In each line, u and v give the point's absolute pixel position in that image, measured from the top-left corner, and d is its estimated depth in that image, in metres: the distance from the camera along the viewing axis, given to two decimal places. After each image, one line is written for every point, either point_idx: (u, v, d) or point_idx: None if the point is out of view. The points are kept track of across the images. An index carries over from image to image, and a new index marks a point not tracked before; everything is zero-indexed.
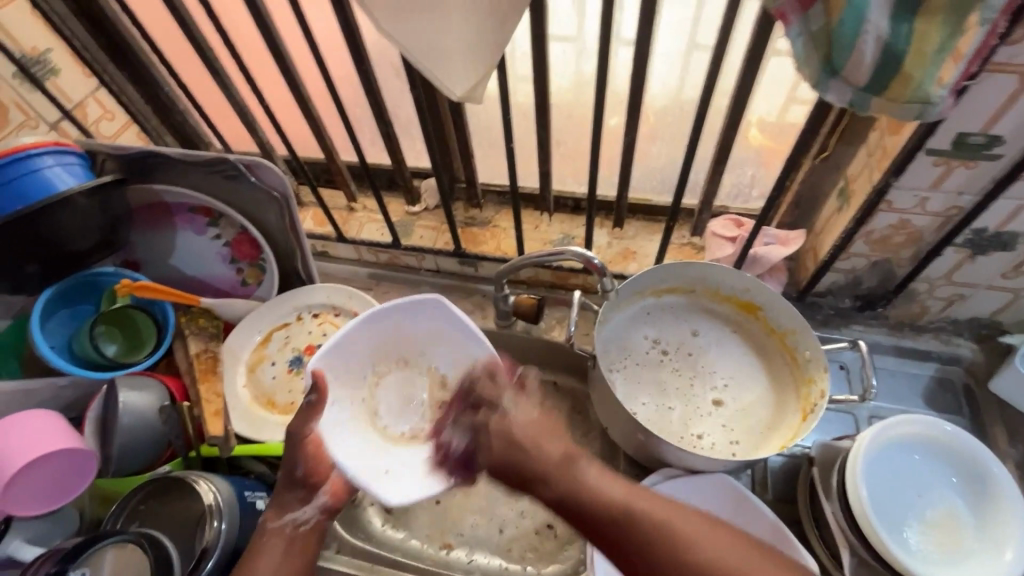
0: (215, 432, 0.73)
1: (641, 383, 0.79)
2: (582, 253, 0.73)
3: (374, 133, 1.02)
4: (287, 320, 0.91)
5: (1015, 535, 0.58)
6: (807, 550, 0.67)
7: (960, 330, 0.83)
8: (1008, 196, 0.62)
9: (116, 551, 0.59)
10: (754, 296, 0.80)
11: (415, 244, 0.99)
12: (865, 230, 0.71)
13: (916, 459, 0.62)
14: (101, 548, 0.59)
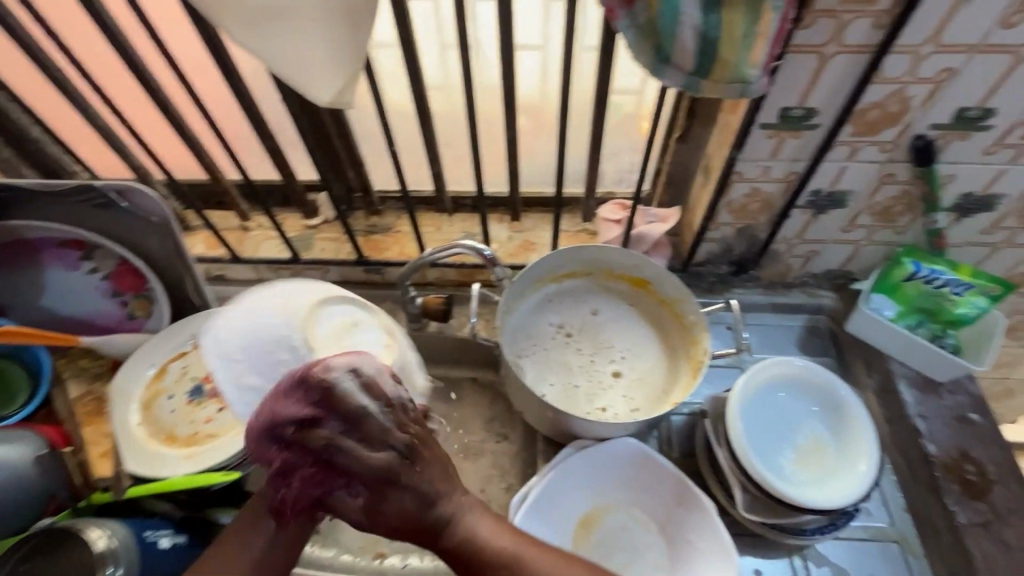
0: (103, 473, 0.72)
1: (547, 365, 0.83)
2: (473, 246, 0.76)
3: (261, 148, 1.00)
4: (183, 349, 0.85)
5: (867, 448, 0.66)
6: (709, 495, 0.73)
7: (820, 283, 0.94)
8: (829, 159, 0.72)
9: None
10: (644, 271, 0.86)
11: (316, 257, 0.98)
12: (725, 201, 0.80)
13: (783, 396, 0.70)
14: None
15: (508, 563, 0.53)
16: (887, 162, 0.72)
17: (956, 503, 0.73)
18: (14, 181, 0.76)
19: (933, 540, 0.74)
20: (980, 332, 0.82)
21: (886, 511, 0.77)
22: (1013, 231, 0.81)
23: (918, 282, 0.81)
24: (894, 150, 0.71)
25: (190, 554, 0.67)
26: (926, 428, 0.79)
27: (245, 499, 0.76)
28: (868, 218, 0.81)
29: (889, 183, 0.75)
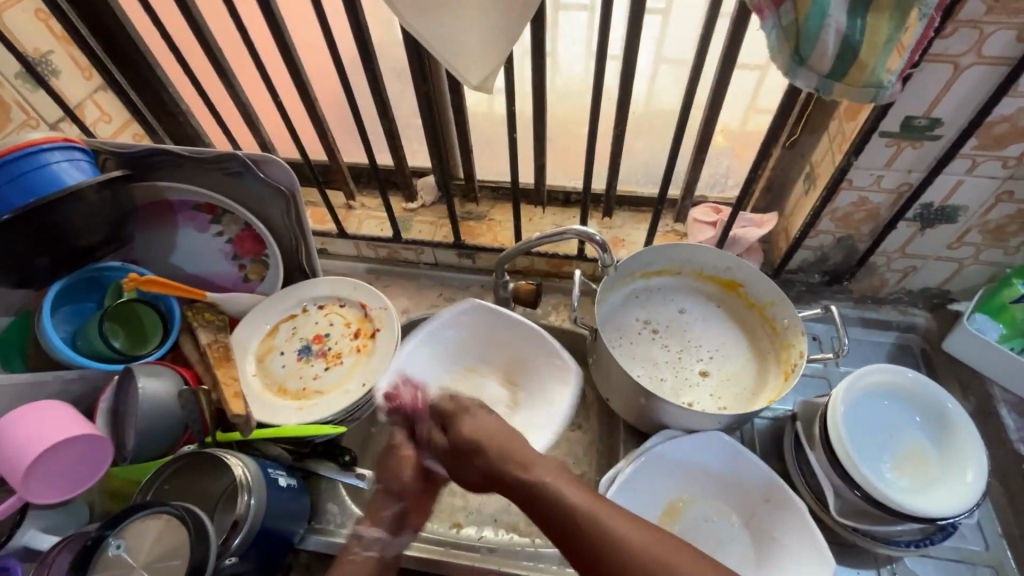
0: (236, 411, 0.74)
1: (635, 357, 0.86)
2: (583, 230, 0.78)
3: (373, 134, 1.07)
4: (293, 312, 0.93)
5: (976, 461, 0.64)
6: (797, 495, 0.73)
7: (915, 301, 0.93)
8: (946, 173, 0.72)
9: (152, 520, 0.61)
10: (735, 274, 0.88)
11: (414, 237, 1.04)
12: (830, 209, 0.80)
13: (885, 403, 0.70)
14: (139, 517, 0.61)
15: (585, 519, 0.53)
16: (1008, 180, 0.72)
17: None
18: (167, 146, 0.85)
19: None
20: None
21: (979, 535, 0.75)
22: None
23: None
24: (1018, 167, 0.70)
25: (295, 495, 0.73)
26: None
27: (343, 455, 0.82)
28: (978, 236, 0.80)
29: (1006, 201, 0.75)
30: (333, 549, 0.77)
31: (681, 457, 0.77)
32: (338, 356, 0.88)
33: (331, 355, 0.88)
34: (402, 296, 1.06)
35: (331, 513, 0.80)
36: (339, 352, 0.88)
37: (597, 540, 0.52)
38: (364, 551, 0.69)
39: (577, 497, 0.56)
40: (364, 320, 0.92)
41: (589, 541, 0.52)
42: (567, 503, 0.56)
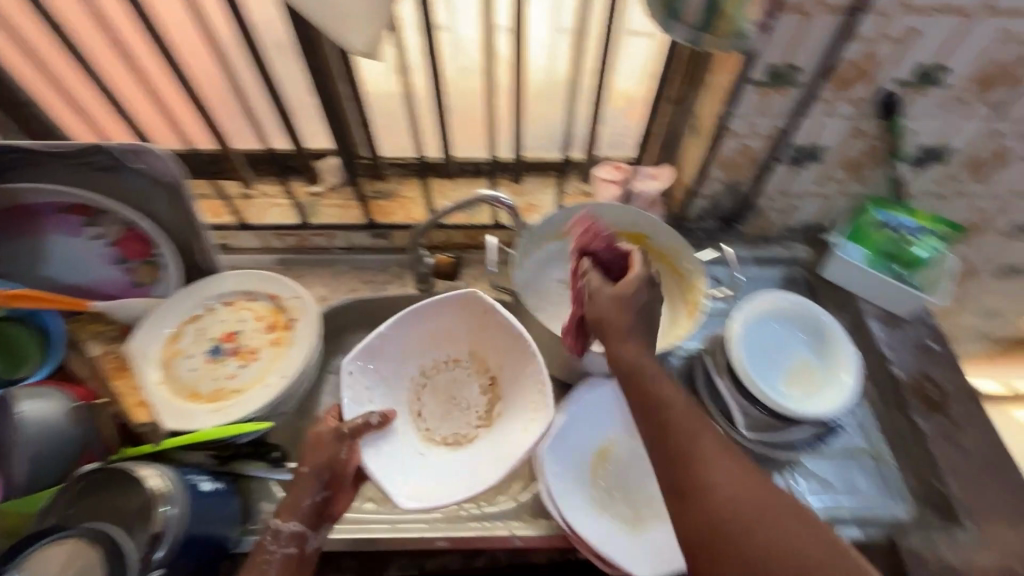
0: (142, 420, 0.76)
1: (556, 314, 0.90)
2: (491, 194, 0.80)
3: None
4: (197, 312, 0.86)
5: (848, 362, 0.74)
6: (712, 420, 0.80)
7: (796, 236, 1.04)
8: (809, 115, 0.80)
9: (56, 547, 0.56)
10: (641, 226, 0.93)
11: (323, 222, 1.00)
12: (716, 157, 0.87)
13: (772, 325, 0.78)
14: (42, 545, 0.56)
15: (696, 467, 0.51)
16: (859, 118, 0.81)
17: (920, 416, 0.83)
18: (19, 142, 0.75)
19: (902, 452, 0.83)
20: (938, 271, 0.92)
21: (862, 432, 0.84)
22: (962, 182, 0.92)
23: (884, 229, 0.91)
24: (865, 106, 0.79)
25: (224, 499, 0.70)
26: (892, 356, 0.89)
27: (271, 452, 0.80)
28: (840, 172, 0.91)
29: (860, 138, 0.84)
30: None
31: (614, 398, 0.83)
32: (253, 352, 0.83)
33: (246, 352, 0.84)
34: (317, 284, 1.01)
35: (265, 513, 0.77)
36: (254, 347, 0.84)
37: (703, 493, 0.50)
38: (280, 545, 0.66)
39: (697, 441, 0.52)
40: (278, 312, 0.88)
41: (693, 488, 0.51)
42: (694, 430, 0.53)
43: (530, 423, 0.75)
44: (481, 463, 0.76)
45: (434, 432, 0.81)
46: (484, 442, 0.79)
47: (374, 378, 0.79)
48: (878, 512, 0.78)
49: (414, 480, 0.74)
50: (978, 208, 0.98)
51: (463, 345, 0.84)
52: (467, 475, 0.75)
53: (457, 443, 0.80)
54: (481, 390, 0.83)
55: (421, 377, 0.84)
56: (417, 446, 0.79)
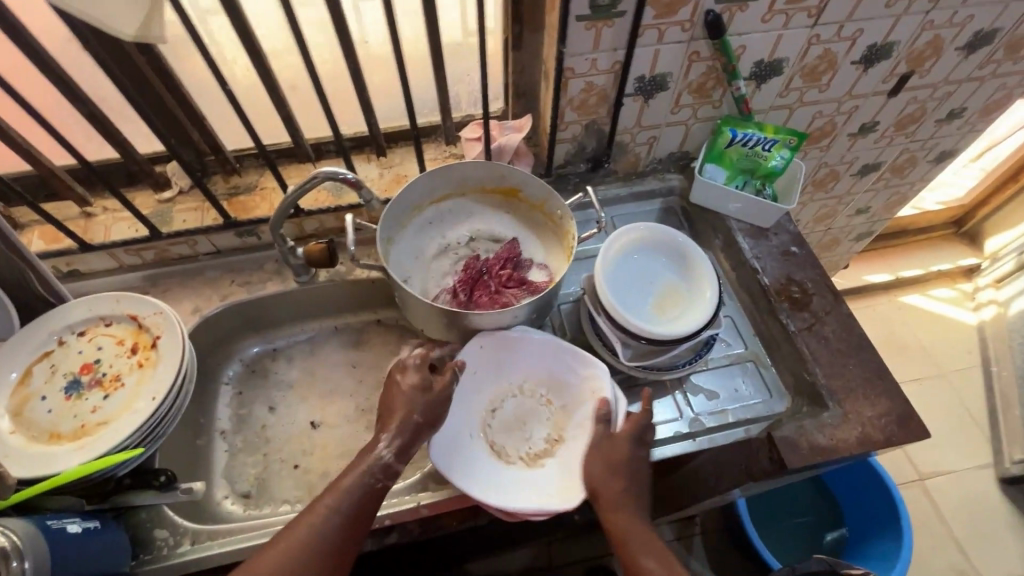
0: None
1: (433, 275, 0.92)
2: (333, 171, 0.74)
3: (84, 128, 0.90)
4: (47, 349, 0.79)
5: (708, 281, 0.78)
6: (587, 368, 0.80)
7: (667, 167, 1.07)
8: (642, 44, 0.81)
9: None
10: (510, 180, 0.93)
11: (179, 229, 0.93)
12: (566, 99, 0.87)
13: (634, 258, 0.80)
14: None
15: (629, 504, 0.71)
16: (691, 41, 0.82)
17: (787, 316, 0.88)
18: None
19: (777, 352, 0.89)
20: (790, 180, 0.98)
21: (740, 338, 0.91)
22: (801, 90, 0.97)
23: (737, 147, 0.95)
24: (693, 29, 0.80)
25: (101, 536, 0.66)
26: (760, 266, 0.94)
27: (159, 477, 0.76)
28: (689, 97, 0.93)
29: (697, 61, 0.86)
30: (171, 572, 0.72)
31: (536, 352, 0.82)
32: (116, 379, 0.78)
33: (108, 381, 0.78)
34: (189, 296, 0.96)
35: (160, 539, 0.73)
36: (118, 375, 0.78)
37: (627, 522, 0.70)
38: (378, 472, 0.67)
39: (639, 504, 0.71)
40: (140, 332, 0.82)
41: (622, 515, 0.70)
42: (625, 483, 0.71)
43: (559, 498, 0.73)
44: (504, 493, 0.73)
45: (493, 439, 0.79)
46: (522, 475, 0.76)
47: (489, 364, 0.82)
48: (761, 408, 0.85)
49: (444, 459, 0.74)
50: (822, 114, 1.04)
51: (563, 401, 0.81)
52: (487, 481, 0.74)
53: (505, 455, 0.78)
54: (547, 437, 0.80)
55: (517, 391, 0.83)
56: (473, 429, 0.80)
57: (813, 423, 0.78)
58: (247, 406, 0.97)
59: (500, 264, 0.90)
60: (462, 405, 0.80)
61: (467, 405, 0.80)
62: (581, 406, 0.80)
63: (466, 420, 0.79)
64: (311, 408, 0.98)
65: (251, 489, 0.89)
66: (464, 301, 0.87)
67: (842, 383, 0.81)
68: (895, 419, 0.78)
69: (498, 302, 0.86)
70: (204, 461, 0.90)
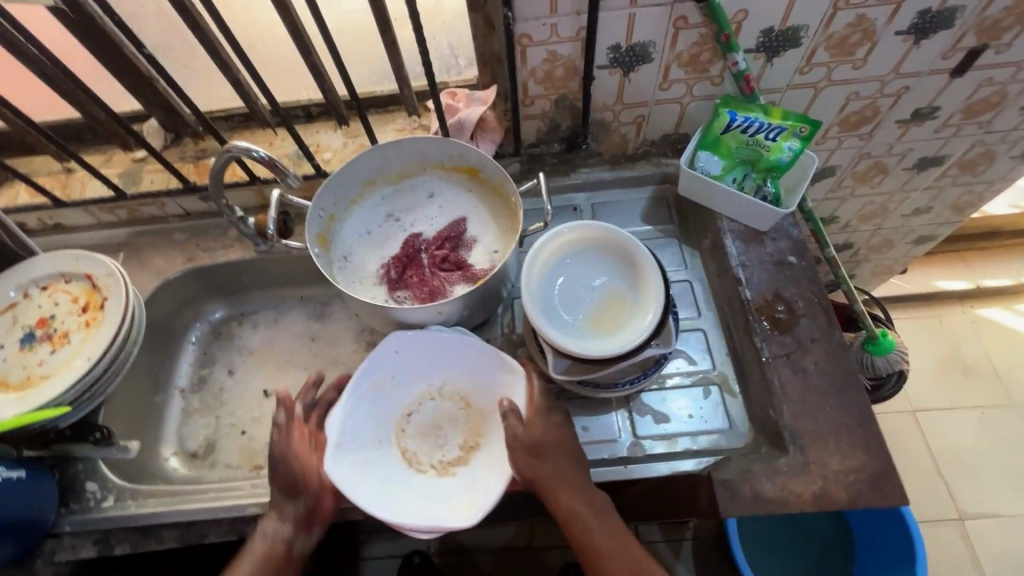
0: None
1: (374, 249, 0.86)
2: (243, 147, 0.71)
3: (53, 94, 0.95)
4: (11, 300, 0.84)
5: (655, 295, 0.67)
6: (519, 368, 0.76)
7: (662, 151, 0.93)
8: (610, 7, 0.69)
9: None
10: (468, 159, 0.85)
11: (145, 190, 0.94)
12: (526, 70, 0.77)
13: (572, 263, 0.72)
14: None
15: (587, 517, 0.69)
16: (674, 4, 0.69)
17: (763, 340, 0.75)
18: None
19: (748, 378, 0.77)
20: (797, 177, 0.84)
21: (708, 355, 0.80)
22: (829, 66, 0.79)
23: (736, 133, 0.80)
24: None
25: (21, 486, 0.71)
26: (745, 276, 0.80)
27: (96, 432, 0.78)
28: (680, 71, 0.79)
29: (684, 29, 0.72)
30: (93, 524, 0.76)
31: (457, 353, 0.79)
32: (65, 335, 0.82)
33: (57, 337, 0.82)
34: (157, 256, 0.98)
35: (89, 492, 0.78)
36: (66, 331, 0.82)
37: (593, 532, 0.69)
38: (271, 538, 0.70)
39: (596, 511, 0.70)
40: (92, 292, 0.84)
41: (588, 528, 0.69)
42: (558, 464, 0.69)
43: (461, 508, 0.70)
44: (407, 500, 0.72)
45: (406, 445, 0.78)
46: (428, 483, 0.75)
47: (411, 368, 0.81)
48: (716, 440, 0.75)
49: (349, 460, 0.73)
50: (859, 96, 0.85)
51: (481, 404, 0.79)
52: (391, 486, 0.73)
53: (415, 462, 0.77)
54: (461, 445, 0.78)
55: (437, 395, 0.81)
56: (387, 433, 0.78)
57: (762, 468, 0.68)
58: (209, 366, 1.00)
59: (438, 245, 0.85)
60: (375, 409, 0.78)
61: (379, 410, 0.79)
62: (495, 414, 0.78)
63: (378, 424, 0.78)
64: (265, 376, 0.98)
65: (198, 449, 0.92)
66: (393, 281, 0.83)
67: (810, 425, 0.70)
68: (866, 477, 0.66)
69: (428, 288, 0.82)
70: (161, 416, 0.94)
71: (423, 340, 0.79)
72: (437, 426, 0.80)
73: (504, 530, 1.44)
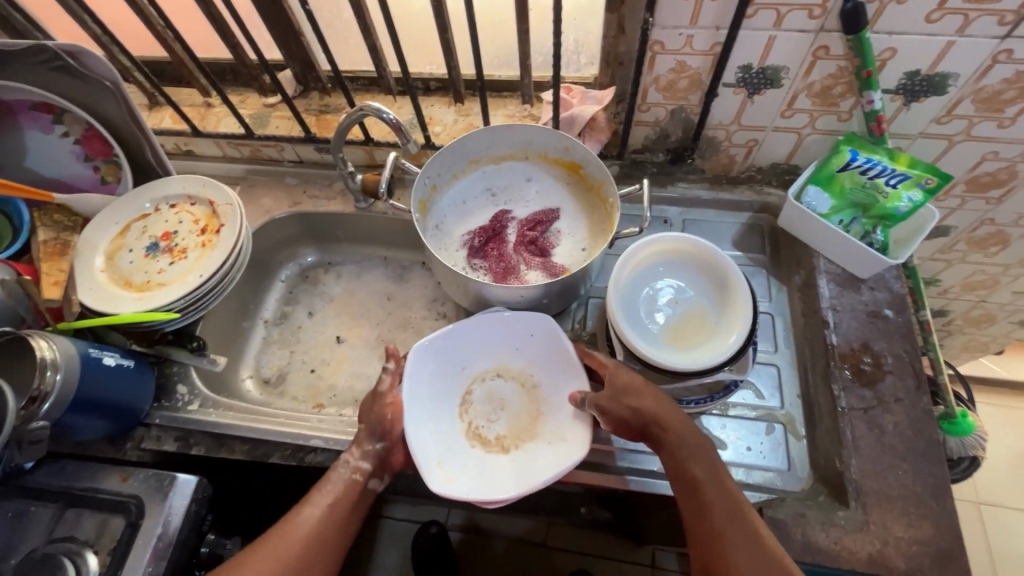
0: (51, 297, 0.81)
1: (465, 217, 0.90)
2: (375, 108, 0.76)
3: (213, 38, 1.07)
4: (144, 212, 0.94)
5: (740, 320, 0.66)
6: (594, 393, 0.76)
7: (767, 179, 0.91)
8: (752, 26, 0.68)
9: (39, 437, 0.66)
10: (574, 154, 0.87)
11: (270, 134, 1.02)
12: (651, 76, 0.77)
13: (661, 272, 0.73)
14: (22, 439, 0.64)
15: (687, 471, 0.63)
16: (820, 33, 0.67)
17: (842, 389, 0.73)
18: None
19: (816, 424, 0.75)
20: (909, 230, 0.80)
21: (778, 393, 0.79)
22: (972, 121, 0.75)
23: (854, 173, 0.78)
24: (824, 16, 0.65)
25: (128, 374, 0.79)
26: (833, 320, 0.78)
27: (193, 341, 0.89)
28: (808, 102, 0.77)
29: (824, 59, 0.70)
30: (178, 421, 0.85)
31: (561, 368, 0.80)
32: (183, 251, 0.91)
33: (177, 251, 0.91)
34: (267, 195, 1.06)
35: (179, 393, 0.87)
36: (185, 247, 0.91)
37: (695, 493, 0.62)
38: (350, 469, 0.71)
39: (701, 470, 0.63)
40: (212, 216, 0.93)
41: (690, 486, 0.63)
42: (659, 403, 0.67)
43: (443, 474, 0.74)
44: (429, 432, 0.77)
45: (471, 391, 0.83)
46: (454, 433, 0.80)
47: (524, 351, 0.83)
48: (771, 478, 0.73)
49: (431, 366, 0.80)
50: (996, 157, 0.80)
51: (542, 431, 0.79)
52: (433, 407, 0.80)
53: (465, 411, 0.82)
54: (499, 434, 0.80)
55: (525, 388, 0.83)
56: (471, 370, 0.84)
57: (818, 516, 0.66)
58: (292, 305, 1.08)
59: (528, 227, 0.87)
60: (478, 353, 0.84)
61: (479, 352, 0.84)
62: (545, 445, 0.77)
63: (467, 363, 0.84)
64: (340, 324, 1.05)
65: (272, 377, 1.00)
66: (474, 249, 0.87)
67: (878, 486, 0.67)
68: (930, 551, 0.63)
69: (504, 265, 0.85)
70: (245, 340, 1.03)
71: (549, 335, 0.80)
72: (502, 407, 0.82)
73: (522, 522, 1.46)
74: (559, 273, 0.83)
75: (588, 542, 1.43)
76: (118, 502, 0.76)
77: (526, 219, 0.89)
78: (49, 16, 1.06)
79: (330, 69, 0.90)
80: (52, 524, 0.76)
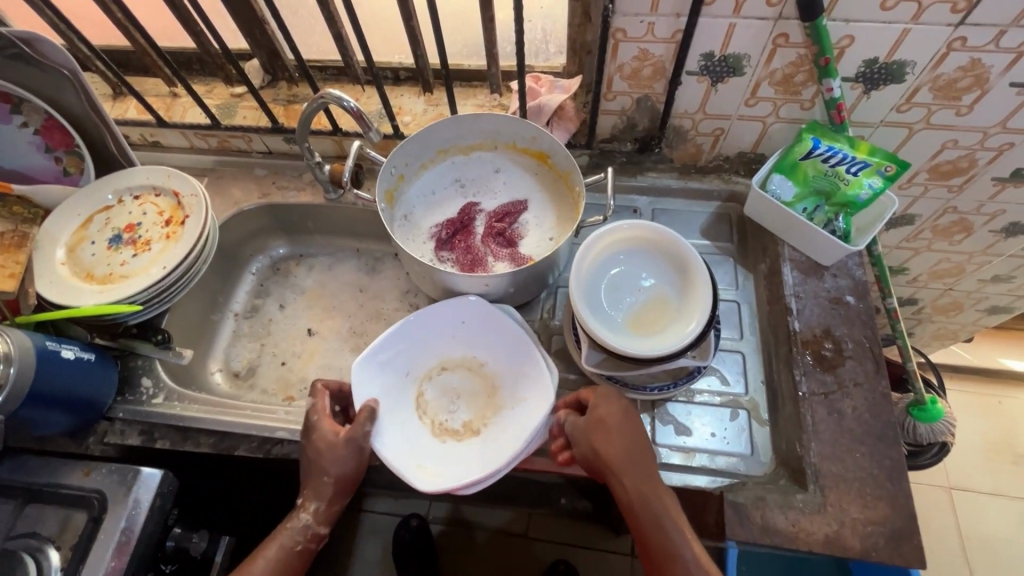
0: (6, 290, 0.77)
1: (433, 208, 0.90)
2: (337, 97, 0.75)
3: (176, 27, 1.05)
4: (107, 204, 0.92)
5: (700, 307, 0.67)
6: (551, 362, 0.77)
7: (735, 168, 0.92)
8: (712, 14, 0.68)
9: None
10: (542, 144, 0.86)
11: (237, 124, 1.01)
12: (615, 64, 0.77)
13: (622, 260, 0.73)
14: None
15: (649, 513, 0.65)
16: (778, 20, 0.67)
17: (803, 374, 0.74)
18: None
19: (779, 410, 0.76)
20: (870, 218, 0.81)
21: (742, 379, 0.79)
22: (931, 108, 0.76)
23: (817, 162, 0.78)
24: (782, 3, 0.65)
25: (89, 368, 0.78)
26: (796, 307, 0.79)
27: (158, 334, 0.87)
28: (771, 90, 0.77)
29: (784, 46, 0.71)
30: (142, 415, 0.84)
31: (511, 342, 0.80)
32: (147, 243, 0.89)
33: (141, 243, 0.89)
34: (235, 186, 1.05)
35: (143, 386, 0.86)
36: (149, 239, 0.90)
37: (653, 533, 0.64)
38: (303, 535, 0.71)
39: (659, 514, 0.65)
40: (177, 208, 0.92)
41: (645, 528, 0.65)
42: (624, 446, 0.67)
43: (428, 472, 0.74)
44: (399, 438, 0.76)
45: (423, 392, 0.82)
46: (421, 434, 0.79)
47: (474, 336, 0.83)
48: (735, 463, 0.74)
49: (379, 380, 0.78)
50: (956, 144, 0.81)
51: (506, 400, 0.80)
52: (394, 415, 0.78)
53: (424, 411, 0.81)
54: (465, 420, 0.81)
55: (475, 370, 0.84)
56: (417, 369, 0.83)
57: (777, 500, 0.67)
58: (263, 298, 1.07)
59: (496, 218, 0.87)
60: (421, 351, 0.83)
61: (421, 350, 0.83)
62: (510, 413, 0.79)
63: (414, 361, 0.83)
64: (312, 316, 1.04)
65: (241, 370, 0.99)
66: (442, 240, 0.86)
67: (837, 468, 0.68)
68: (885, 532, 0.64)
69: (471, 256, 0.85)
70: (214, 333, 1.02)
71: (495, 320, 0.80)
72: (458, 397, 0.82)
73: (502, 513, 1.46)
74: (525, 261, 0.83)
75: (568, 533, 1.44)
76: (80, 497, 0.75)
77: (494, 210, 0.88)
78: (6, 5, 1.04)
79: (295, 58, 0.89)
80: (11, 521, 0.75)
